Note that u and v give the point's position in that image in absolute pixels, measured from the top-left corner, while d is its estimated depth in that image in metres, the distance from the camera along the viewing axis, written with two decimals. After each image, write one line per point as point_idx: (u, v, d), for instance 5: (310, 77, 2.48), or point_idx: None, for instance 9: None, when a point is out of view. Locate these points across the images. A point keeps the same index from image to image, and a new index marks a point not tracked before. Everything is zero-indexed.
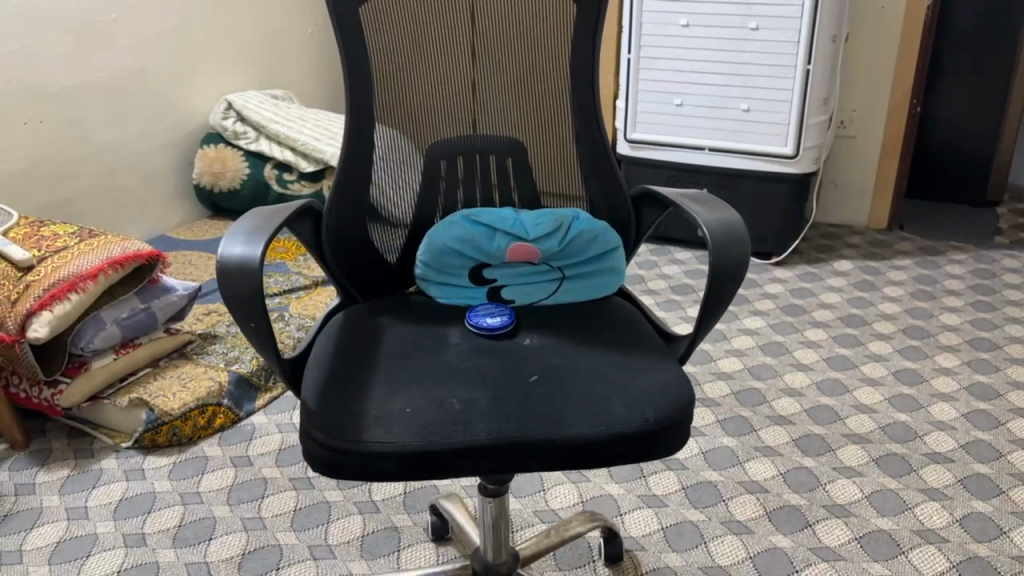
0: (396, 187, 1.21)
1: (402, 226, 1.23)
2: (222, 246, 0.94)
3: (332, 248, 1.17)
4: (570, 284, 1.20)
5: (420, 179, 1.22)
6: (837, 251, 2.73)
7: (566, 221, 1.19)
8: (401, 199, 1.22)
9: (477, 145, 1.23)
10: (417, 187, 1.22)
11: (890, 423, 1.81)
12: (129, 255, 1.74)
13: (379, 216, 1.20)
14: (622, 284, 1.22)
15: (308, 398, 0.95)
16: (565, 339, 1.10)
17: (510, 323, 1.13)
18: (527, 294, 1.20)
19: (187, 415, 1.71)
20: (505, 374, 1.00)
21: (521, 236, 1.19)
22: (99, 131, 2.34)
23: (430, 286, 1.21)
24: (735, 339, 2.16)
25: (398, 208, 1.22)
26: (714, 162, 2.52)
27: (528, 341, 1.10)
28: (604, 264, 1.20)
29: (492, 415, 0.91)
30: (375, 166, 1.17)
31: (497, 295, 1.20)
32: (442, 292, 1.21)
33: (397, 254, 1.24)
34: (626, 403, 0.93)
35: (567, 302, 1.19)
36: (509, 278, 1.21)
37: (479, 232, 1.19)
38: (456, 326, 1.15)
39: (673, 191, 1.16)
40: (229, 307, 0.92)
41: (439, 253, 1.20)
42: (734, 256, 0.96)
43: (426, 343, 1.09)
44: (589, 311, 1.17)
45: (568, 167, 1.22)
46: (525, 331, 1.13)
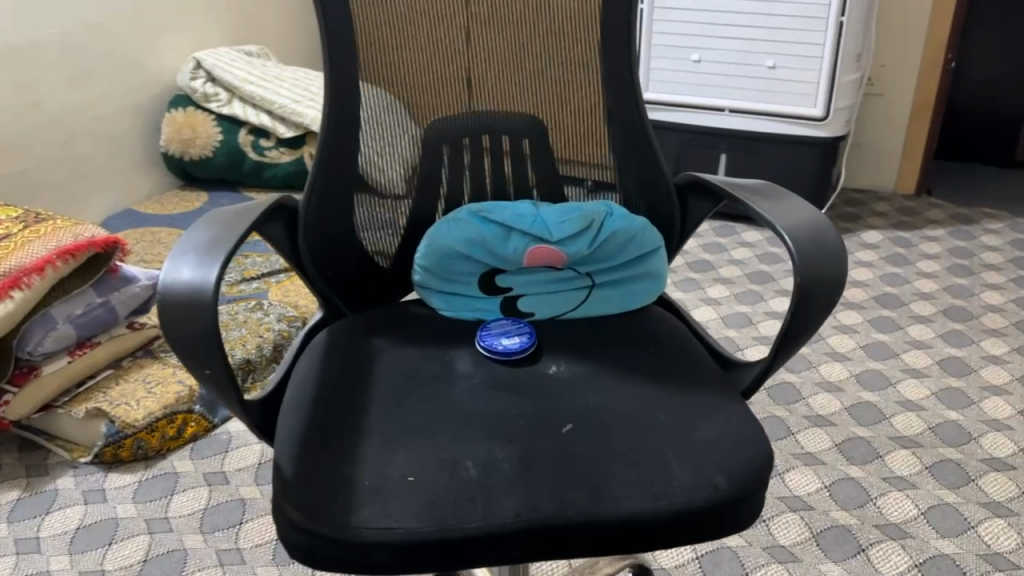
0: (386, 174, 0.99)
1: (395, 222, 1.02)
2: (167, 270, 0.73)
3: (310, 250, 0.95)
4: (600, 292, 0.99)
5: (417, 165, 1.00)
6: (863, 220, 2.53)
7: (597, 219, 0.97)
8: (392, 189, 1.00)
9: (486, 122, 1.00)
10: (413, 175, 1.00)
11: (940, 423, 1.62)
12: (81, 244, 1.53)
13: (367, 209, 0.99)
14: (662, 291, 1.01)
15: (284, 459, 0.75)
16: (601, 368, 0.89)
17: (530, 347, 0.93)
18: (549, 305, 0.99)
19: (154, 426, 1.51)
20: (531, 421, 0.80)
21: (542, 237, 0.97)
22: (54, 95, 2.09)
23: (432, 295, 1.01)
24: (762, 324, 1.96)
25: (391, 199, 1.00)
26: (734, 124, 2.30)
27: (555, 371, 0.90)
28: (641, 269, 0.99)
29: (519, 485, 0.71)
30: (360, 149, 0.96)
31: (512, 307, 0.99)
32: (445, 302, 1.00)
33: (390, 257, 1.03)
34: (688, 464, 0.73)
35: (598, 314, 0.98)
36: (527, 286, 1.00)
37: (491, 232, 0.97)
38: (466, 350, 0.94)
39: (726, 180, 0.94)
40: (175, 349, 0.71)
41: (443, 257, 0.99)
42: (826, 274, 0.75)
43: (429, 376, 0.89)
44: (624, 328, 0.97)
45: (597, 147, 1.00)
46: (551, 356, 0.93)
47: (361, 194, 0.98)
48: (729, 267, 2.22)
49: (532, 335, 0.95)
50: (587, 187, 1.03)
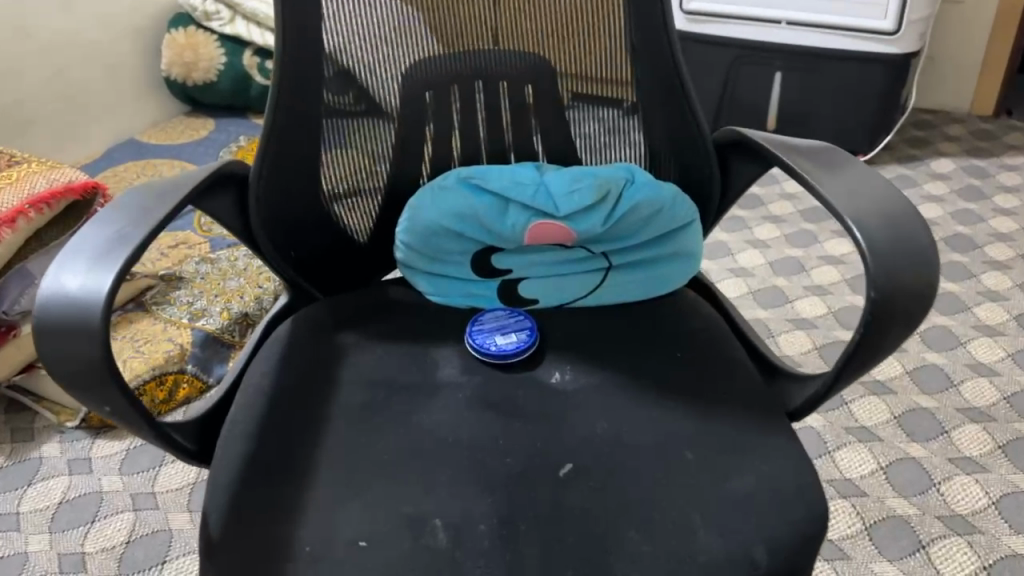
0: (359, 133, 0.81)
1: (376, 187, 0.84)
2: (51, 278, 0.58)
3: (265, 229, 0.79)
4: (618, 276, 0.82)
5: (396, 118, 0.81)
6: (934, 145, 2.27)
7: (616, 190, 0.78)
8: (368, 147, 0.82)
9: (479, 65, 0.81)
10: (394, 130, 0.82)
11: (1017, 392, 1.43)
12: (56, 190, 1.39)
13: (336, 176, 0.81)
14: (696, 272, 0.84)
15: (213, 509, 0.62)
16: (616, 379, 0.73)
17: (529, 348, 0.77)
18: (556, 293, 0.82)
19: (142, 390, 1.40)
20: (522, 459, 0.64)
21: (546, 212, 0.79)
22: (43, 17, 1.91)
23: (416, 277, 0.84)
24: (816, 271, 1.75)
25: (366, 162, 0.83)
26: (792, 39, 2.03)
27: (559, 383, 0.73)
28: (670, 249, 0.81)
29: (499, 558, 0.56)
30: (324, 103, 0.77)
31: (511, 293, 0.83)
32: (431, 285, 0.84)
33: (370, 228, 0.87)
34: (717, 530, 0.58)
35: (616, 303, 0.82)
36: (529, 269, 0.83)
37: (484, 205, 0.80)
38: (453, 350, 0.78)
39: (776, 139, 0.74)
40: (63, 384, 0.56)
41: (428, 234, 0.82)
42: (912, 286, 0.57)
43: (404, 388, 0.73)
44: (645, 319, 0.80)
45: (617, 94, 0.80)
46: (555, 360, 0.76)
47: (326, 158, 0.80)
48: (781, 203, 2.01)
49: (532, 331, 0.78)
50: (624, 109, 0.80)
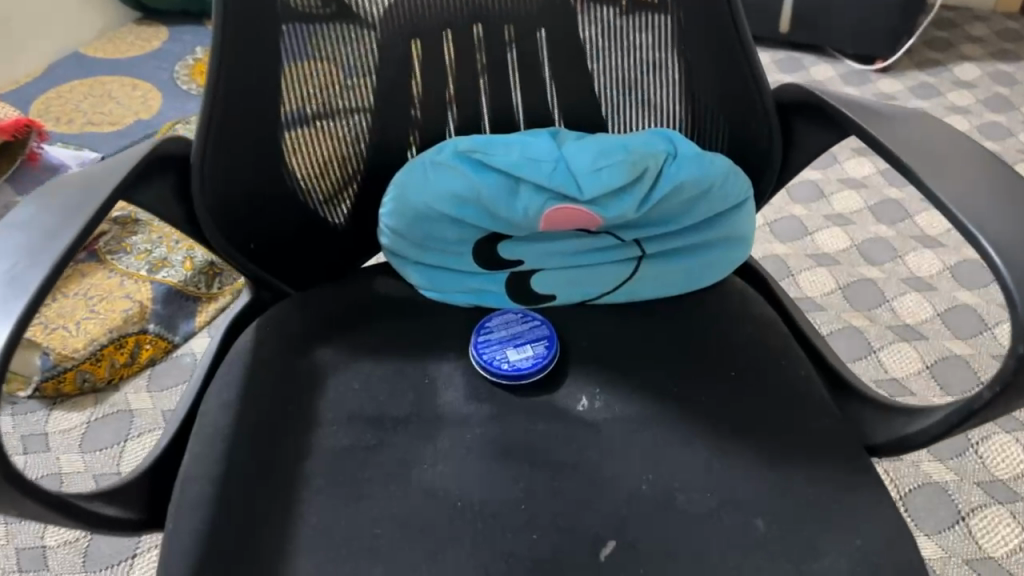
0: (321, 50, 0.62)
1: (354, 114, 0.67)
2: None
3: (215, 220, 0.63)
4: (653, 267, 0.67)
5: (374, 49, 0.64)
6: (957, 49, 2.08)
7: (655, 167, 0.63)
8: (338, 67, 0.64)
9: (478, 5, 0.63)
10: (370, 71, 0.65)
11: None
12: None
13: (302, 115, 0.64)
14: (744, 258, 0.69)
15: None
16: (657, 410, 0.59)
17: (549, 364, 0.63)
18: (577, 288, 0.68)
19: (99, 354, 1.26)
20: (551, 537, 0.51)
21: (567, 195, 0.63)
22: None
23: (405, 268, 0.70)
24: (836, 198, 1.60)
25: (337, 83, 0.64)
26: None
27: (587, 415, 0.60)
28: (717, 234, 0.67)
29: None
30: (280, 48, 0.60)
31: (523, 288, 0.68)
32: (424, 279, 0.69)
33: (352, 186, 0.70)
34: None
35: (649, 300, 0.68)
36: (544, 259, 0.68)
37: (489, 186, 0.64)
38: (456, 367, 0.64)
39: (856, 102, 0.59)
40: None
41: (419, 219, 0.67)
42: None
43: (400, 425, 0.60)
44: (686, 321, 0.66)
45: None
46: (580, 382, 0.63)
47: (289, 128, 0.64)
48: None
49: (552, 340, 0.65)
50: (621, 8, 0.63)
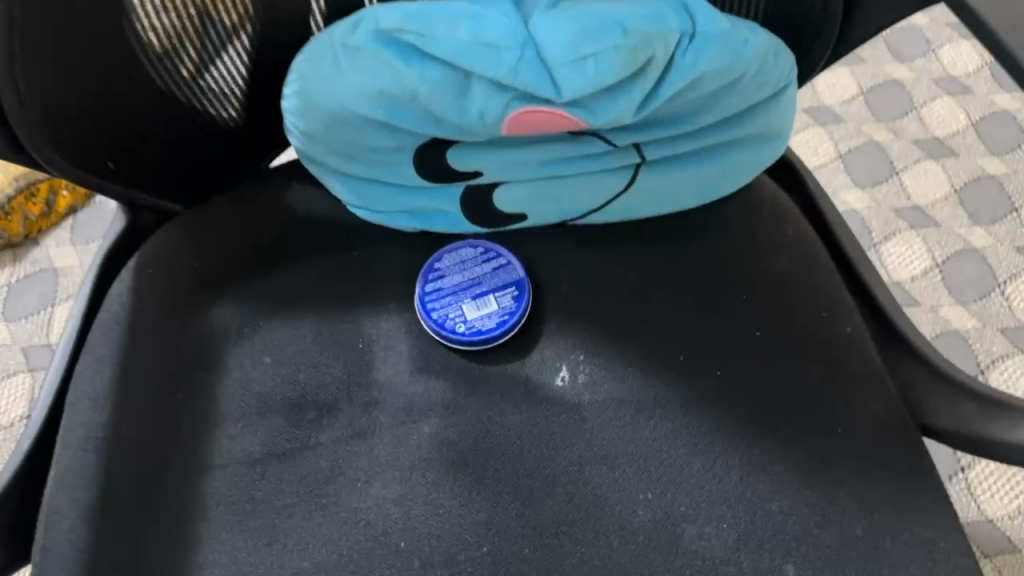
0: None
1: None
2: None
3: (51, 146, 0.45)
4: (656, 177, 0.50)
5: None
6: None
7: (665, 53, 0.44)
8: None
9: None
10: None
11: None
12: None
13: None
14: (778, 153, 0.52)
15: None
16: (659, 392, 0.46)
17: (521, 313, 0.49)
18: (555, 205, 0.52)
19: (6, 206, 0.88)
20: None
21: (536, 96, 0.45)
22: None
23: (329, 179, 0.53)
24: None
25: None
26: None
27: (569, 396, 0.46)
28: (744, 131, 0.49)
29: None
30: None
31: (482, 206, 0.52)
32: (353, 194, 0.53)
33: (235, 58, 0.51)
34: None
35: (649, 215, 0.52)
36: (509, 170, 0.50)
37: (426, 83, 0.45)
38: (399, 326, 0.50)
39: None
40: None
41: (334, 124, 0.49)
42: None
43: (328, 418, 0.46)
44: (696, 253, 0.51)
45: None
46: (559, 345, 0.48)
47: None
48: None
49: (521, 281, 0.50)
50: None
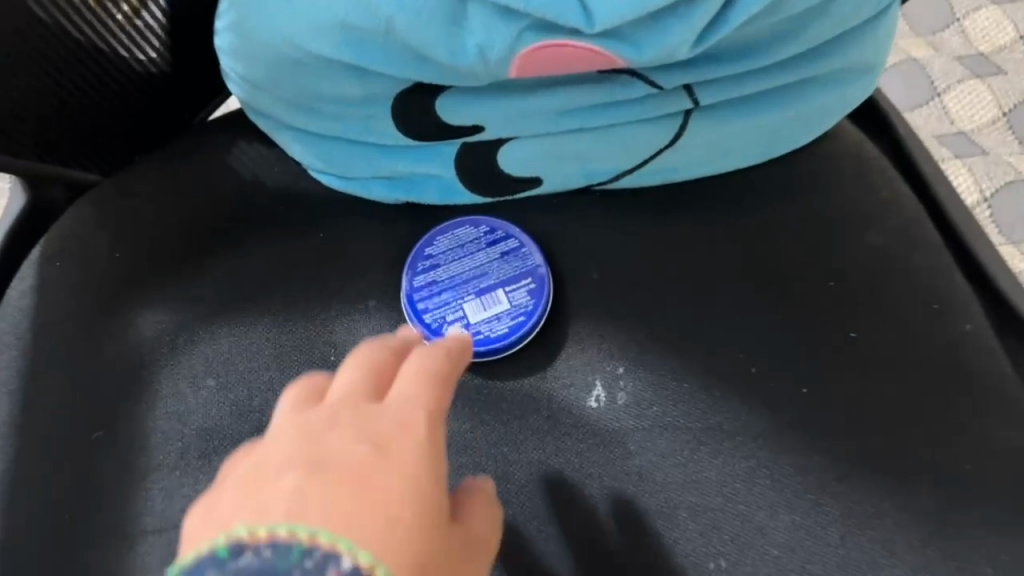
0: None
1: None
2: None
3: None
4: (713, 126, 0.39)
5: None
6: None
7: None
8: None
9: None
10: None
11: None
12: None
13: None
14: (865, 93, 0.41)
15: None
16: (725, 418, 0.35)
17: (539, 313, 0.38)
18: (577, 165, 0.40)
19: None
20: None
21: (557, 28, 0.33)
22: None
23: (284, 137, 0.41)
24: None
25: None
26: None
27: (605, 423, 0.36)
28: (829, 66, 0.38)
29: None
30: None
31: (481, 171, 0.40)
32: (315, 156, 0.41)
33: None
34: None
35: (697, 176, 0.41)
36: (516, 124, 0.38)
37: (405, 13, 0.33)
38: (382, 330, 0.39)
39: None
40: None
41: (283, 67, 0.37)
42: None
43: None
44: (758, 225, 0.39)
45: None
46: (589, 353, 0.37)
47: None
48: None
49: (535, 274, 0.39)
50: None
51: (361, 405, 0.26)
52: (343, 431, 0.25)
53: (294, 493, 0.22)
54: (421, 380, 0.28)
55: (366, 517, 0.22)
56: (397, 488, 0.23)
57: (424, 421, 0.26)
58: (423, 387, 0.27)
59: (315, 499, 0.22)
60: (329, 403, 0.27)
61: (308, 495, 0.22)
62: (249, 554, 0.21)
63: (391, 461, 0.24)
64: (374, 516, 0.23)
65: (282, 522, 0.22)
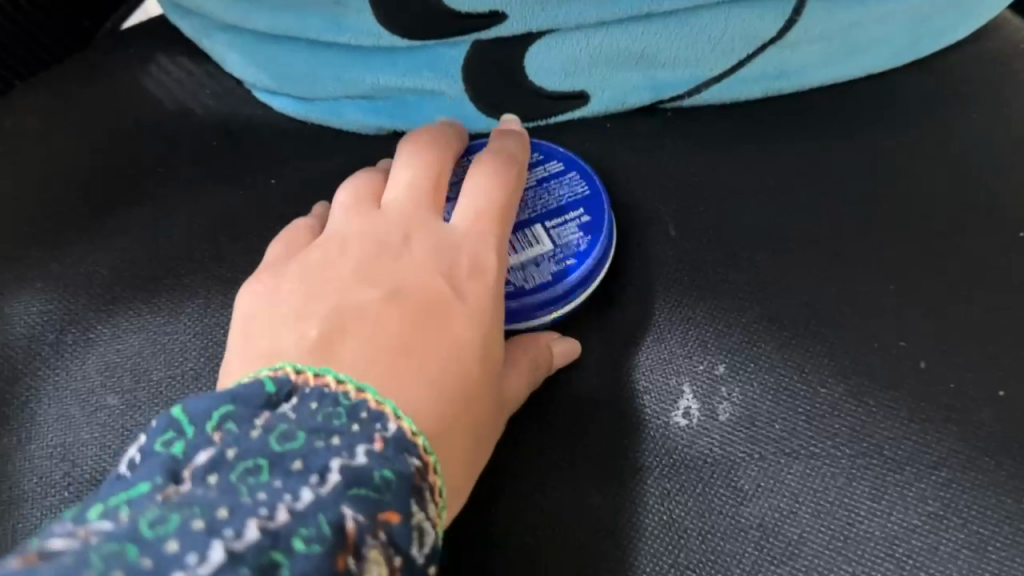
0: None
1: None
2: None
3: None
4: (837, 13, 0.27)
5: None
6: None
7: None
8: None
9: None
10: None
11: None
12: None
13: None
14: None
15: None
16: (888, 444, 0.23)
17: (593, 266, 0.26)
18: (636, 71, 0.28)
19: None
20: None
21: None
22: None
23: (217, 45, 0.29)
24: None
25: None
26: None
27: (698, 451, 0.23)
28: None
29: None
30: None
31: (498, 89, 0.28)
32: (259, 70, 0.29)
33: None
34: None
35: (801, 89, 0.29)
36: (551, 19, 0.26)
37: None
38: None
39: None
40: None
41: None
42: None
43: None
44: (901, 153, 0.27)
45: None
46: (670, 343, 0.25)
47: None
48: None
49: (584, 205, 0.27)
50: None
51: (422, 221, 0.24)
52: (410, 252, 0.22)
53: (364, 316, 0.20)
54: (490, 183, 0.25)
55: (431, 357, 0.20)
56: (466, 333, 0.21)
57: (491, 265, 0.23)
58: (481, 241, 0.23)
59: (376, 335, 0.20)
60: (390, 212, 0.24)
61: (379, 321, 0.20)
62: (316, 397, 0.17)
63: (465, 303, 0.21)
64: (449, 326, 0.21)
65: (345, 368, 0.18)
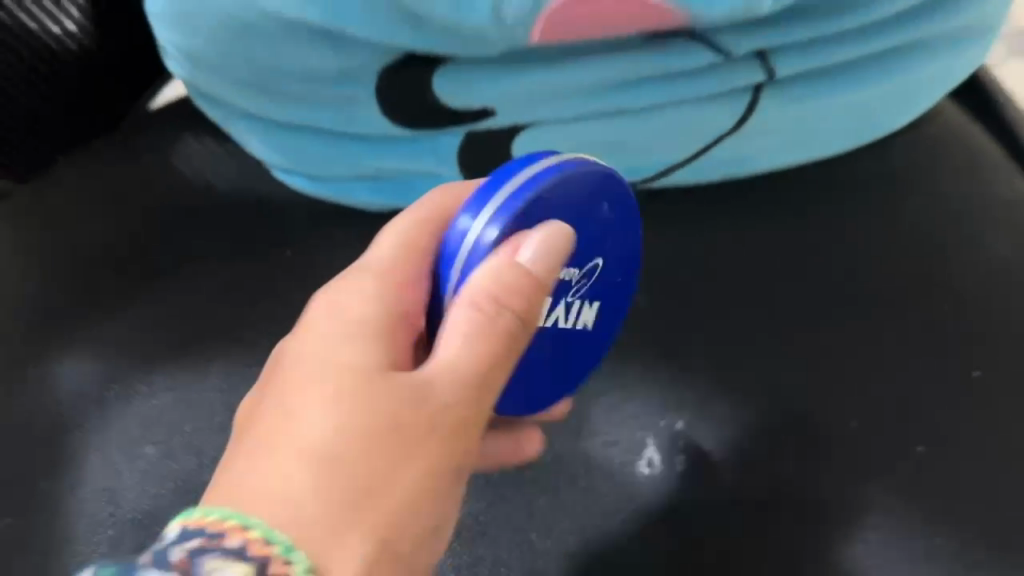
0: None
1: None
2: None
3: None
4: (789, 109, 0.30)
5: None
6: None
7: None
8: None
9: None
10: None
11: None
12: None
13: None
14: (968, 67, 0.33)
15: None
16: (818, 491, 0.27)
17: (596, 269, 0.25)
18: (610, 162, 0.31)
19: None
20: None
21: None
22: None
23: (240, 132, 0.33)
24: None
25: None
26: None
27: (657, 497, 0.27)
28: (935, 29, 0.30)
29: None
30: None
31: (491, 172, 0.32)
32: (277, 154, 0.32)
33: None
34: None
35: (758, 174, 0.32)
36: (537, 112, 0.30)
37: None
38: None
39: None
40: None
41: (237, 39, 0.28)
42: None
43: None
44: (839, 230, 0.31)
45: None
46: (636, 403, 0.29)
47: None
48: None
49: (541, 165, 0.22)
50: None
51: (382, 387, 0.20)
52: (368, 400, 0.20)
53: (303, 421, 0.19)
54: (482, 304, 0.20)
55: (337, 477, 0.19)
56: (397, 457, 0.19)
57: (456, 390, 0.20)
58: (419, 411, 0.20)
59: (299, 446, 0.19)
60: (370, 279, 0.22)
61: (312, 429, 0.19)
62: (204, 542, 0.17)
63: (415, 411, 0.20)
64: (397, 449, 0.19)
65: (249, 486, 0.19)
